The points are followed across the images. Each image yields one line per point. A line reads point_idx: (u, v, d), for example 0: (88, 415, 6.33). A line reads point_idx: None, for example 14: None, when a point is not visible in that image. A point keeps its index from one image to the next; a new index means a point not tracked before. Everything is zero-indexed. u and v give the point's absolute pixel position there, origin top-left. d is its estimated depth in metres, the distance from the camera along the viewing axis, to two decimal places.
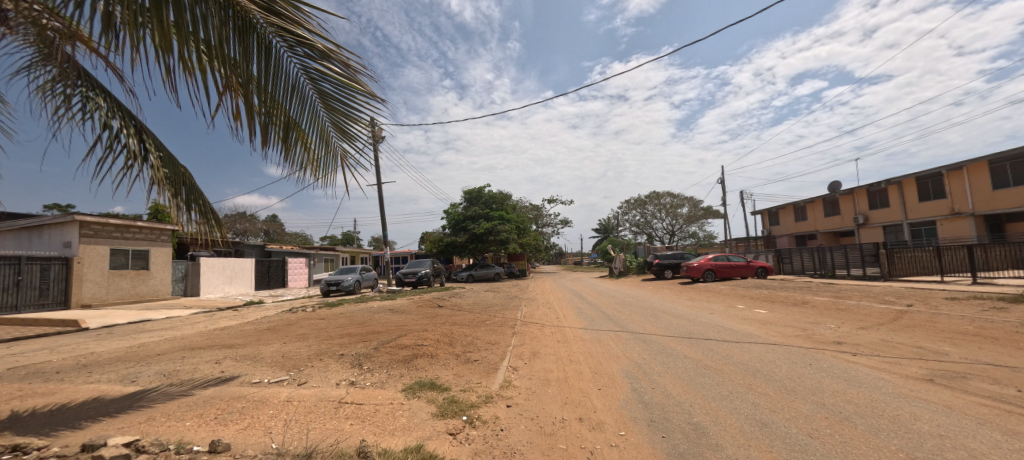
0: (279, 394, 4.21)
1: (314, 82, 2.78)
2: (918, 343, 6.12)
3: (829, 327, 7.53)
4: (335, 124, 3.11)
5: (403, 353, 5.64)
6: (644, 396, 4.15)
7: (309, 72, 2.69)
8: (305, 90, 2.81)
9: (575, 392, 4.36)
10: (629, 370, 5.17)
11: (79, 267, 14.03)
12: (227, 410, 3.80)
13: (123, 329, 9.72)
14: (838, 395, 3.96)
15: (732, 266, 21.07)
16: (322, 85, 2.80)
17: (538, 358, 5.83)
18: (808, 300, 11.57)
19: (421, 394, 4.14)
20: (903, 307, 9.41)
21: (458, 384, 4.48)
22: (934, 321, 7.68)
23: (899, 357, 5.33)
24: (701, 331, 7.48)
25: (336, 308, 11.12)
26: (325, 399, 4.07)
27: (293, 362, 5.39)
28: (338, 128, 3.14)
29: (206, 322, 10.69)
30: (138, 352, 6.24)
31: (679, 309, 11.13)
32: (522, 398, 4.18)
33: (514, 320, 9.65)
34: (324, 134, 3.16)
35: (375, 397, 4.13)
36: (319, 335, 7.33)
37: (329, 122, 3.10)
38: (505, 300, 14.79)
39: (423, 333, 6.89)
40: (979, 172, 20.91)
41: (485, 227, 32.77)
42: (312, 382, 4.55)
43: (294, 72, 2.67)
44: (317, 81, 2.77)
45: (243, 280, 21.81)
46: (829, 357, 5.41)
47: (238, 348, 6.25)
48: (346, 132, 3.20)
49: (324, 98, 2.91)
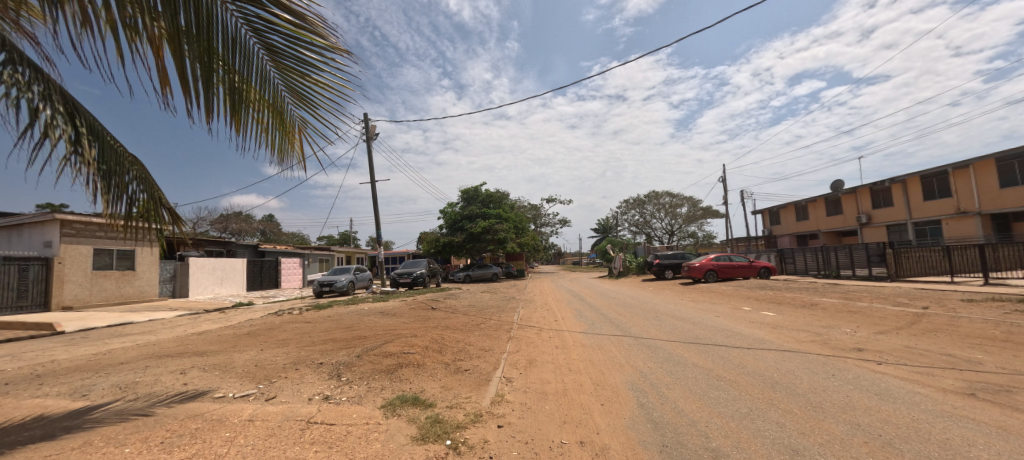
0: (242, 412, 3.74)
1: (260, 37, 2.12)
2: (944, 350, 5.68)
3: (845, 331, 7.09)
4: (294, 90, 2.47)
5: (388, 361, 5.17)
6: (653, 414, 3.69)
7: (252, 21, 2.04)
8: (252, 48, 2.13)
9: (575, 408, 3.91)
10: (634, 381, 4.71)
11: (60, 267, 13.51)
12: (178, 431, 3.30)
13: (98, 333, 9.19)
14: (872, 413, 3.53)
15: (735, 266, 20.65)
16: (272, 39, 2.15)
17: (535, 367, 5.37)
18: (816, 302, 11.13)
19: (402, 412, 3.66)
20: (919, 309, 8.97)
21: (445, 399, 4.00)
22: (955, 325, 7.25)
23: (930, 367, 4.88)
24: (709, 336, 7.03)
25: (325, 311, 10.63)
26: (292, 418, 3.59)
27: (265, 373, 4.91)
28: (298, 96, 2.50)
29: (187, 326, 10.18)
30: (101, 360, 5.73)
31: (682, 311, 10.68)
32: (515, 415, 3.72)
33: (510, 323, 9.18)
34: (278, 102, 2.49)
35: (350, 415, 3.63)
36: (301, 341, 6.84)
37: (284, 86, 2.44)
38: (502, 302, 14.33)
39: (412, 338, 6.42)
40: (986, 170, 20.56)
41: (483, 226, 32.30)
42: (281, 397, 4.08)
43: (233, 23, 1.99)
44: (263, 35, 2.11)
45: (234, 281, 21.26)
46: (853, 366, 4.96)
47: (209, 356, 5.74)
48: (306, 99, 2.55)
49: (275, 57, 2.24)
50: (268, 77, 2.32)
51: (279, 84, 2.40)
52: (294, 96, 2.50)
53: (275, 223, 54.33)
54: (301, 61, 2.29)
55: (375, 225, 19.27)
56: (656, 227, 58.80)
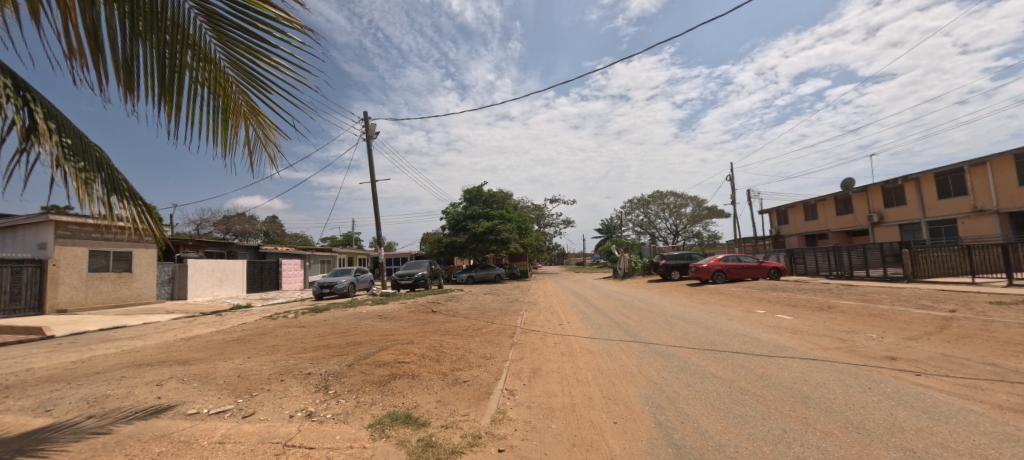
0: (214, 432, 3.35)
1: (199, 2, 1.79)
2: (986, 359, 5.19)
3: (871, 337, 6.60)
4: (240, 67, 2.09)
5: (380, 371, 4.77)
6: (674, 435, 3.26)
7: None
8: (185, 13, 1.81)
9: (586, 427, 3.49)
10: (648, 394, 4.29)
11: (55, 269, 13.28)
12: (136, 456, 2.92)
13: (87, 338, 8.91)
14: (926, 437, 3.07)
15: (744, 267, 20.11)
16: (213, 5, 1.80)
17: (540, 378, 4.97)
18: (834, 305, 10.59)
19: (390, 433, 3.26)
20: (945, 312, 8.45)
21: (440, 417, 3.60)
22: (991, 330, 6.73)
23: (975, 378, 4.42)
24: (726, 343, 6.58)
25: (321, 314, 10.28)
26: (267, 440, 3.19)
27: (247, 384, 4.54)
28: (245, 74, 2.13)
29: (180, 330, 9.86)
30: (77, 370, 5.39)
31: (693, 314, 10.21)
32: (519, 436, 3.31)
33: (513, 327, 8.78)
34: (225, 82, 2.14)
35: (333, 436, 3.24)
36: (291, 347, 6.47)
37: (230, 63, 2.09)
38: (505, 304, 13.88)
39: (408, 345, 6.02)
40: (1004, 167, 19.90)
41: (485, 227, 31.88)
42: (260, 414, 3.70)
43: None
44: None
45: (234, 283, 21.00)
46: (890, 378, 4.50)
47: (192, 364, 5.39)
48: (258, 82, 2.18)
49: (217, 27, 1.89)
50: (208, 48, 1.98)
51: (222, 58, 2.04)
52: (240, 73, 2.12)
53: (278, 224, 54.35)
54: (249, 35, 1.93)
55: (375, 226, 18.91)
56: (661, 227, 58.13)
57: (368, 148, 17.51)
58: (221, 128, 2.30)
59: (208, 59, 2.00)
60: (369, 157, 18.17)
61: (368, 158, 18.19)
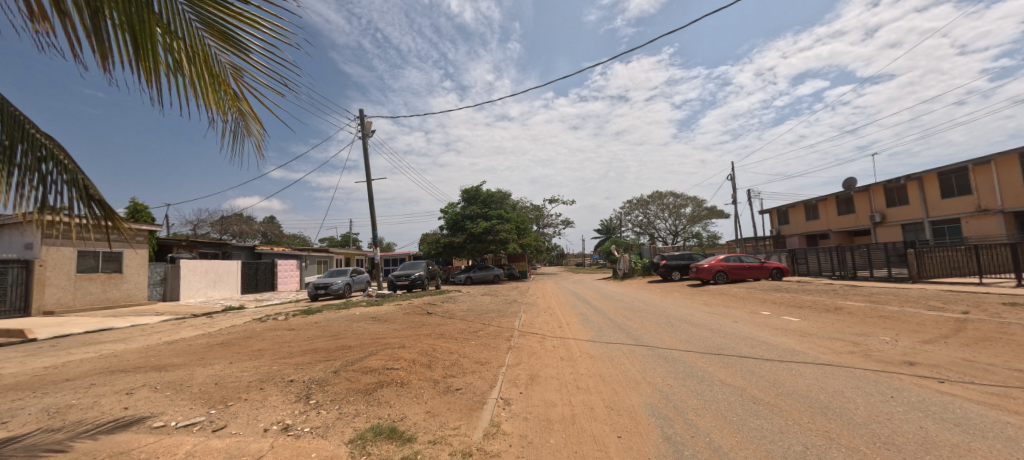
0: (178, 448, 3.04)
1: None
2: (1011, 364, 4.90)
3: (885, 341, 6.31)
4: (211, 26, 1.96)
5: (367, 379, 4.45)
6: (684, 452, 2.96)
7: None
8: None
9: (587, 442, 3.19)
10: (654, 404, 3.99)
11: (42, 271, 12.94)
12: None
13: (70, 342, 8.56)
14: (963, 453, 2.79)
15: (746, 267, 19.83)
16: None
17: (537, 385, 4.67)
18: (841, 306, 10.31)
19: (372, 450, 2.95)
20: (958, 314, 8.16)
21: (429, 431, 3.28)
22: (1009, 333, 6.45)
23: (1002, 386, 4.15)
24: (733, 346, 6.29)
25: (313, 316, 9.94)
26: (235, 458, 2.88)
27: (223, 393, 4.23)
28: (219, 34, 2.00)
29: (167, 332, 9.53)
30: (46, 376, 5.06)
31: (696, 315, 9.91)
32: (513, 454, 3.00)
33: (511, 329, 8.49)
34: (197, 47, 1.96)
35: (308, 453, 2.92)
36: (277, 352, 6.16)
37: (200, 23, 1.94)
38: (503, 305, 13.54)
39: (400, 350, 5.71)
40: (1009, 166, 19.67)
41: (483, 227, 31.59)
42: (232, 428, 3.37)
43: None
44: None
45: (228, 284, 20.63)
46: (912, 385, 4.21)
47: (168, 371, 5.06)
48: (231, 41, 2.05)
49: None
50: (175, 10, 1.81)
51: (193, 19, 1.89)
52: (214, 33, 1.98)
53: (276, 225, 53.95)
54: None
55: (371, 225, 18.56)
56: (660, 227, 57.90)
57: (363, 146, 17.14)
58: (206, 101, 2.13)
59: (179, 21, 1.85)
60: (365, 155, 17.81)
61: (364, 156, 17.83)
